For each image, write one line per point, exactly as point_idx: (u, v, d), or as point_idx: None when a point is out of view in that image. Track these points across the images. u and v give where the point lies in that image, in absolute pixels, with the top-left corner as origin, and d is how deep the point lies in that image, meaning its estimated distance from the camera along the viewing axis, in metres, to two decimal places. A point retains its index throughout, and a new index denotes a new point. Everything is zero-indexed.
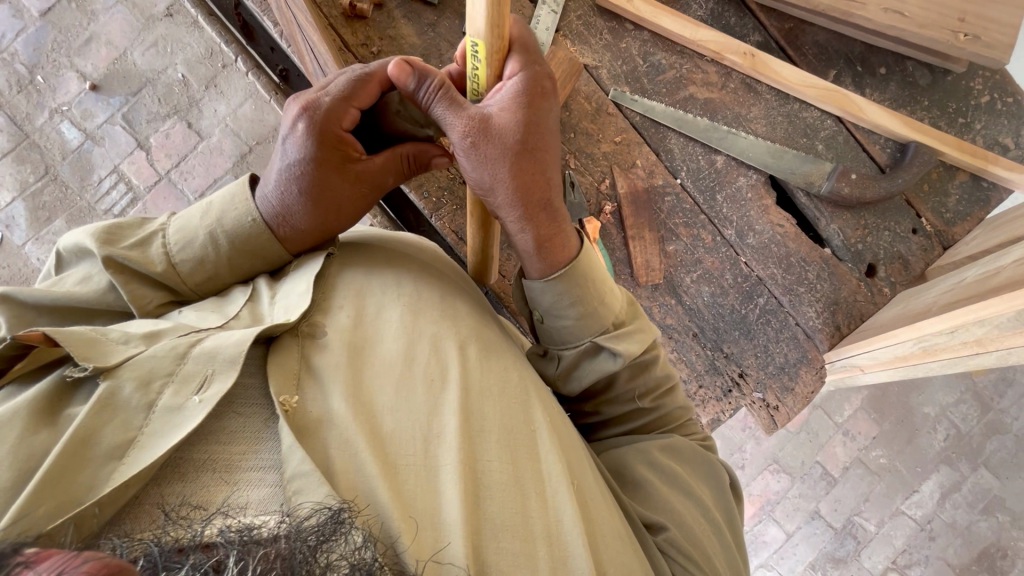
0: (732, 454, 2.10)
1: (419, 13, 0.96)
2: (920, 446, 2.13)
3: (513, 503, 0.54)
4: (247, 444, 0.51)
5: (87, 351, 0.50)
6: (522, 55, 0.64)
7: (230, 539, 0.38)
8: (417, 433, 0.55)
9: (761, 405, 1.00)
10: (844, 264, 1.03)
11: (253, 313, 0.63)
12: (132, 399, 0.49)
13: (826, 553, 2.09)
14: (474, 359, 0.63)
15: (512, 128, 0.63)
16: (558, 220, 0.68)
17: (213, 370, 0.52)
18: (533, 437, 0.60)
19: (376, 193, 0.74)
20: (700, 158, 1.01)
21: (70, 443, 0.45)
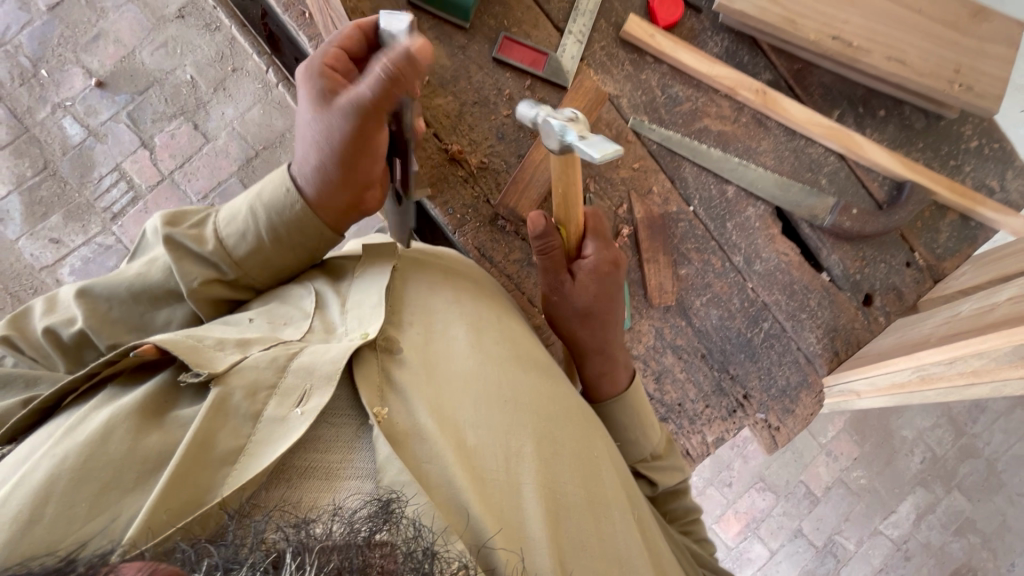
0: (720, 472, 2.14)
1: (450, 35, 0.99)
2: (898, 467, 2.21)
3: (589, 522, 0.60)
4: (343, 454, 0.54)
5: (198, 357, 0.55)
6: (600, 240, 0.87)
7: (289, 536, 0.42)
8: (499, 450, 0.60)
9: (763, 426, 1.05)
10: (843, 293, 1.08)
11: (325, 324, 0.66)
12: (241, 407, 0.54)
13: (807, 571, 2.15)
14: (540, 383, 0.69)
15: (586, 289, 0.84)
16: (611, 363, 0.86)
17: (312, 384, 0.56)
18: (597, 459, 0.66)
19: (360, 120, 0.69)
20: (712, 187, 1.06)
21: (190, 447, 0.50)
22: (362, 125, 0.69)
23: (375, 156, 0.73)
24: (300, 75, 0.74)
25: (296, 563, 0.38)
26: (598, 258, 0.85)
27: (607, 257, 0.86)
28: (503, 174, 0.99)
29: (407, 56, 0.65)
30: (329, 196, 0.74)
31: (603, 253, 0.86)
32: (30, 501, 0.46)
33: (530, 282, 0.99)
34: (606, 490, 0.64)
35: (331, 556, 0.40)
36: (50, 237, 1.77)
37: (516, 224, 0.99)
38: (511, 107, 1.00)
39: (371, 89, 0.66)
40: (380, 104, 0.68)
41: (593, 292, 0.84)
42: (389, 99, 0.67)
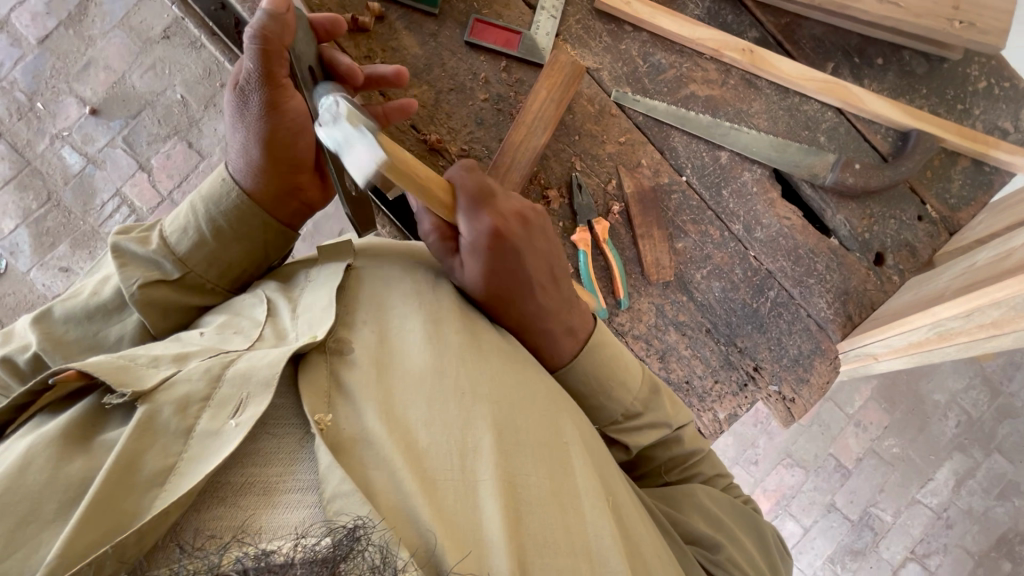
0: (745, 450, 2.09)
1: (420, 24, 0.97)
2: (932, 433, 2.13)
3: (556, 516, 0.57)
4: (284, 466, 0.50)
5: (123, 376, 0.50)
6: (480, 206, 0.72)
7: (247, 565, 0.37)
8: (453, 447, 0.57)
9: (777, 398, 1.00)
10: (852, 254, 1.03)
11: (276, 331, 0.63)
12: (171, 424, 0.49)
13: (844, 546, 2.09)
14: (501, 372, 0.65)
15: (477, 274, 0.72)
16: (539, 334, 0.76)
17: (248, 393, 0.52)
18: (564, 447, 0.63)
19: (263, 88, 0.69)
20: (704, 155, 1.02)
21: (114, 469, 0.45)
22: (263, 90, 0.69)
23: (296, 124, 0.72)
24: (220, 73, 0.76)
25: None
26: (478, 228, 0.71)
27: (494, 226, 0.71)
28: (483, 160, 0.96)
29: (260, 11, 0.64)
30: (263, 176, 0.73)
31: (484, 219, 0.71)
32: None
33: None
34: (575, 481, 0.61)
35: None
36: (59, 266, 1.80)
37: None
38: (488, 91, 0.97)
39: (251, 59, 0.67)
40: (271, 69, 0.68)
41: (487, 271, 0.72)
42: (275, 59, 0.67)
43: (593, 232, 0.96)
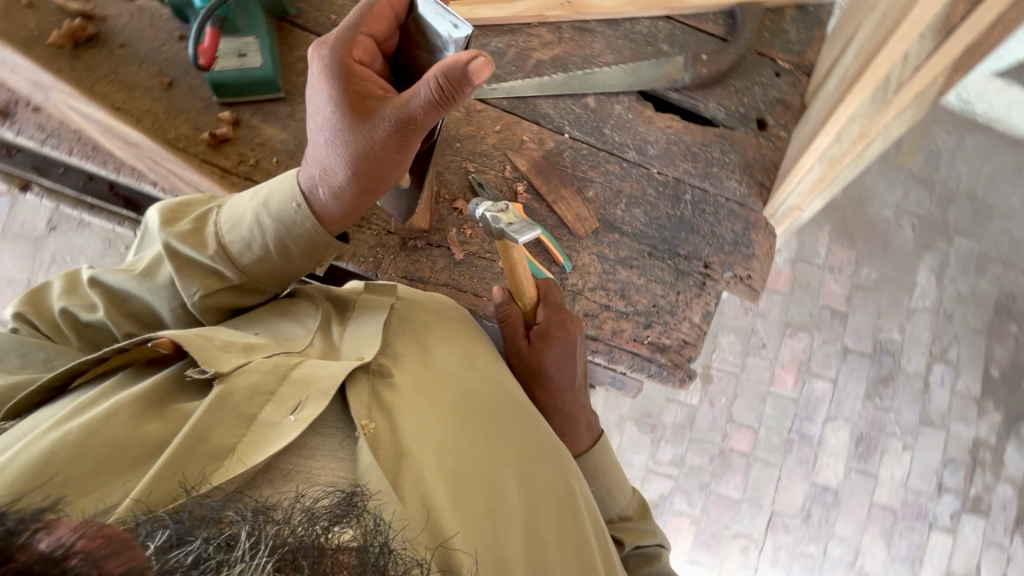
0: (749, 339, 2.19)
1: (273, 111, 0.99)
2: (897, 245, 2.26)
3: (557, 552, 0.66)
4: (327, 462, 0.56)
5: (204, 355, 0.60)
6: (552, 306, 0.92)
7: (247, 516, 0.43)
8: (480, 472, 0.64)
9: (736, 281, 1.06)
10: (738, 130, 1.10)
11: (324, 343, 0.72)
12: (239, 406, 0.58)
13: (873, 378, 2.19)
14: (516, 413, 0.75)
15: (535, 356, 0.91)
16: (570, 427, 0.95)
17: (307, 395, 0.60)
18: (568, 488, 0.73)
19: (402, 125, 0.74)
20: (574, 107, 1.09)
21: (190, 434, 0.54)
22: (409, 136, 0.75)
23: (402, 163, 0.78)
24: (325, 62, 0.77)
25: (249, 542, 0.40)
26: (547, 323, 0.91)
27: (557, 323, 0.91)
28: (387, 202, 1.01)
29: (464, 68, 0.68)
30: (353, 197, 0.77)
31: (552, 319, 0.91)
32: (29, 473, 0.49)
33: (468, 279, 1.00)
34: (576, 524, 0.70)
35: (287, 540, 0.41)
36: None
37: (425, 237, 1.00)
38: None
39: (418, 101, 0.72)
40: (424, 117, 0.73)
41: (543, 360, 0.90)
42: (440, 114, 0.73)
43: None
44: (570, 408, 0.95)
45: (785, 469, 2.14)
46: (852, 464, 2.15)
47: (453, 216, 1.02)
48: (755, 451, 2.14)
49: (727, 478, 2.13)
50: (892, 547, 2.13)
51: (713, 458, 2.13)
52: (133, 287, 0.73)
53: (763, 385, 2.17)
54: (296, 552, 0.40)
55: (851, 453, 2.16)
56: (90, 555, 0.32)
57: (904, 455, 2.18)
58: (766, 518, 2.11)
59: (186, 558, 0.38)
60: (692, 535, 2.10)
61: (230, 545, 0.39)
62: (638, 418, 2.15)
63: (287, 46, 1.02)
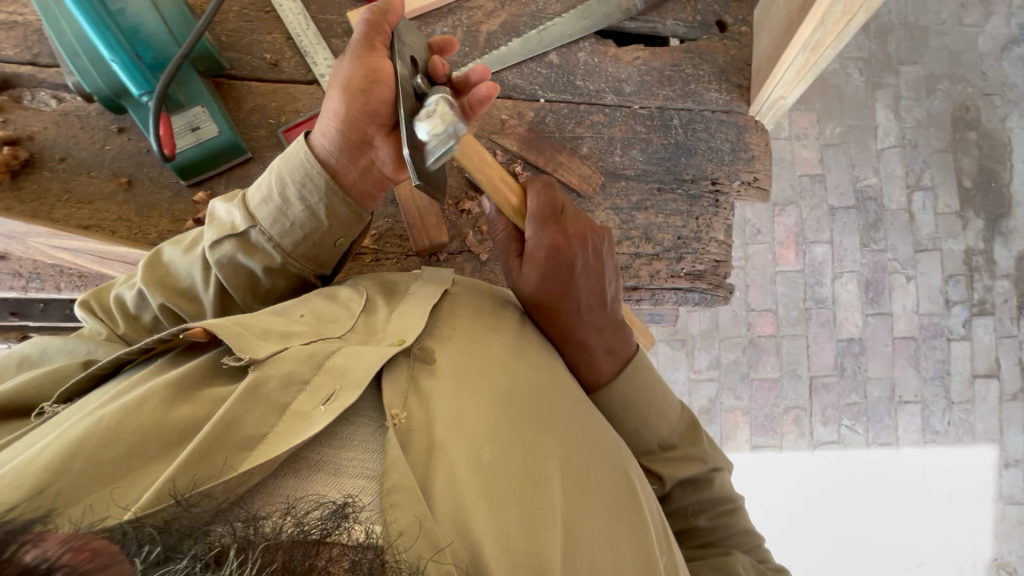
0: (745, 229, 2.25)
1: (247, 174, 0.94)
2: (851, 94, 2.31)
3: (602, 556, 0.62)
4: (358, 452, 0.55)
5: (241, 343, 0.60)
6: (547, 221, 0.83)
7: (235, 531, 0.39)
8: (518, 471, 0.61)
9: (745, 187, 1.08)
10: (702, 40, 1.09)
11: (367, 325, 0.71)
12: (273, 394, 0.57)
13: (864, 226, 2.29)
14: (559, 405, 0.72)
15: (530, 271, 0.83)
16: (584, 351, 0.84)
17: (341, 385, 0.59)
18: (614, 486, 0.69)
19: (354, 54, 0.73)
20: (540, 69, 1.05)
21: (219, 424, 0.52)
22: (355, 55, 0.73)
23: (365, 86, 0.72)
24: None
25: (237, 560, 0.36)
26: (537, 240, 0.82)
27: (552, 236, 0.82)
28: (396, 229, 0.98)
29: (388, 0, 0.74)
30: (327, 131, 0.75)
31: (544, 234, 0.82)
32: (62, 455, 0.47)
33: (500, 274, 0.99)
34: (622, 531, 0.65)
35: (276, 553, 0.37)
36: None
37: (443, 248, 0.99)
38: None
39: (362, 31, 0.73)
40: (366, 35, 0.73)
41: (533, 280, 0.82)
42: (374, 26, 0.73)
43: None
44: (587, 337, 0.84)
45: (811, 336, 2.25)
46: (867, 310, 2.28)
47: (462, 216, 1.00)
48: (780, 330, 2.24)
49: (762, 362, 2.23)
50: (921, 370, 2.31)
51: (745, 349, 2.23)
52: (180, 260, 0.75)
53: (769, 268, 2.25)
54: (285, 568, 0.37)
55: (864, 300, 2.28)
56: (78, 568, 0.31)
57: (909, 286, 2.31)
58: (806, 385, 2.25)
59: None
60: (748, 424, 2.23)
61: (219, 564, 0.36)
62: (667, 338, 2.22)
63: (233, 103, 0.95)
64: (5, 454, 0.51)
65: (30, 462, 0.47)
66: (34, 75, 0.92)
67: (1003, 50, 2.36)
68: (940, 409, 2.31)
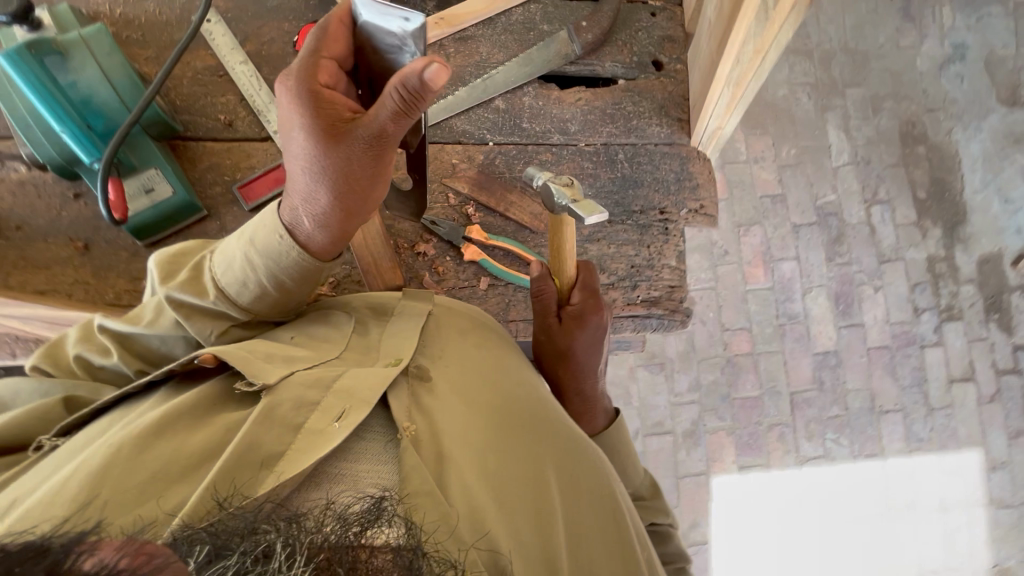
0: (712, 251, 2.30)
1: (205, 231, 0.96)
2: (801, 117, 2.41)
3: (599, 547, 0.68)
4: (372, 464, 0.58)
5: (250, 368, 0.63)
6: (591, 288, 0.93)
7: (281, 527, 0.42)
8: (523, 475, 0.66)
9: (693, 214, 1.12)
10: (640, 78, 1.15)
11: (365, 339, 0.76)
12: (287, 415, 0.60)
13: (826, 241, 2.35)
14: (553, 412, 0.76)
15: (564, 330, 0.93)
16: (587, 400, 0.98)
17: (350, 404, 0.61)
18: (610, 483, 0.74)
19: (376, 142, 0.69)
20: (487, 114, 1.10)
21: (241, 446, 0.55)
22: (375, 146, 0.69)
23: (381, 175, 0.73)
24: (291, 96, 0.70)
25: (286, 553, 0.39)
26: (583, 307, 0.92)
27: (594, 305, 0.93)
28: (356, 273, 1.01)
29: (422, 81, 0.62)
30: (339, 223, 0.73)
31: (586, 302, 0.92)
32: (89, 483, 0.51)
33: None
34: (619, 527, 0.70)
35: (322, 548, 0.41)
36: None
37: None
38: None
39: (385, 113, 0.66)
40: (394, 130, 0.68)
41: (575, 342, 0.93)
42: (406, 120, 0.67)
43: (475, 241, 1.02)
44: (589, 391, 0.98)
45: (787, 351, 2.28)
46: (839, 323, 2.32)
47: (420, 260, 1.03)
48: (756, 347, 2.27)
49: (741, 380, 2.25)
50: (898, 378, 2.33)
51: (723, 369, 2.25)
52: (141, 331, 0.70)
53: (739, 287, 2.29)
54: (331, 560, 0.40)
55: (835, 313, 2.32)
56: (135, 570, 0.34)
57: (877, 296, 2.36)
58: (788, 401, 2.26)
59: None
60: (733, 444, 2.22)
61: (267, 558, 0.39)
62: (645, 362, 2.23)
63: (189, 162, 0.98)
64: (28, 481, 0.55)
65: (61, 490, 0.51)
66: None
67: (941, 68, 2.50)
68: (922, 416, 2.33)
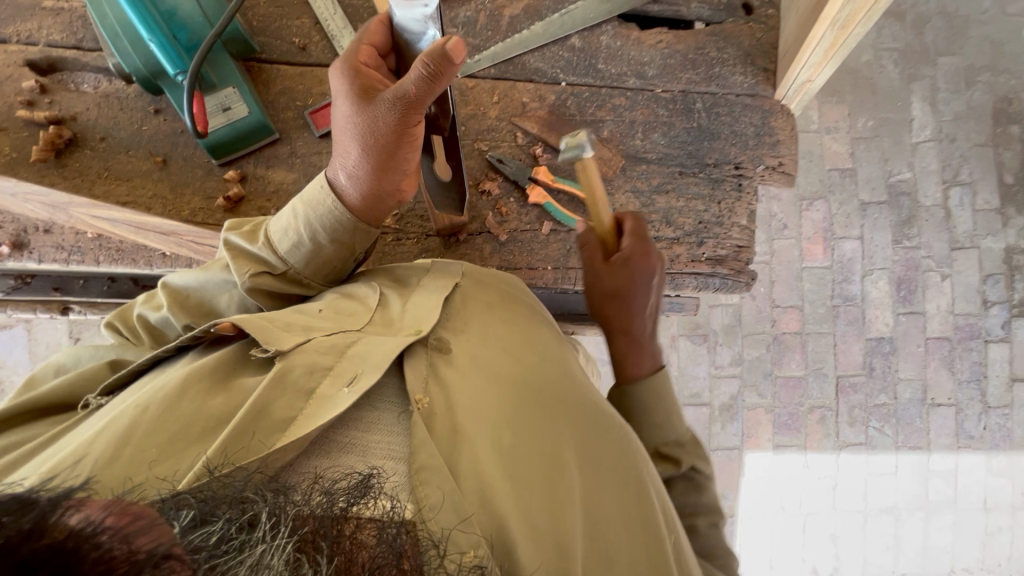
0: (769, 225, 2.21)
1: (275, 154, 0.97)
2: (885, 86, 2.23)
3: (623, 534, 0.62)
4: (384, 436, 0.55)
5: (264, 334, 0.59)
6: (635, 233, 0.86)
7: (268, 497, 0.40)
8: (539, 454, 0.61)
9: (769, 172, 1.06)
10: (728, 22, 1.07)
11: (384, 317, 0.69)
12: (298, 381, 0.56)
13: (896, 222, 2.22)
14: (577, 389, 0.70)
15: (605, 271, 0.86)
16: (633, 348, 0.88)
17: (362, 368, 0.57)
18: (640, 468, 0.67)
19: (403, 112, 0.67)
20: (562, 53, 1.05)
21: (250, 408, 0.52)
22: (404, 118, 0.68)
23: (415, 142, 0.72)
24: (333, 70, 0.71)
25: (270, 521, 0.37)
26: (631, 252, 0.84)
27: (640, 250, 0.85)
28: (417, 208, 1.00)
29: (443, 56, 0.61)
30: (375, 187, 0.73)
31: (634, 248, 0.84)
32: (111, 446, 0.49)
33: (522, 256, 1.00)
34: (645, 513, 0.64)
35: (306, 520, 0.38)
36: None
37: (464, 228, 1.00)
38: None
39: (410, 83, 0.64)
40: (422, 103, 0.66)
41: (618, 282, 0.85)
42: (432, 95, 0.66)
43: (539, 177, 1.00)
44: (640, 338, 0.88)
45: (838, 334, 2.20)
46: (898, 309, 2.21)
47: (483, 199, 1.01)
48: (806, 327, 2.19)
49: (787, 360, 2.19)
50: (956, 372, 2.22)
51: (769, 346, 2.19)
52: (196, 279, 0.72)
53: (794, 263, 2.20)
54: (316, 533, 0.38)
55: (895, 299, 2.21)
56: (120, 530, 0.32)
57: (944, 285, 2.23)
58: (833, 384, 2.19)
59: (210, 538, 0.35)
60: (771, 422, 2.19)
61: (252, 527, 0.37)
62: (688, 332, 2.19)
63: (263, 86, 0.98)
64: (60, 442, 0.54)
65: (90, 447, 0.49)
66: (77, 57, 0.96)
67: None
68: (975, 413, 2.23)
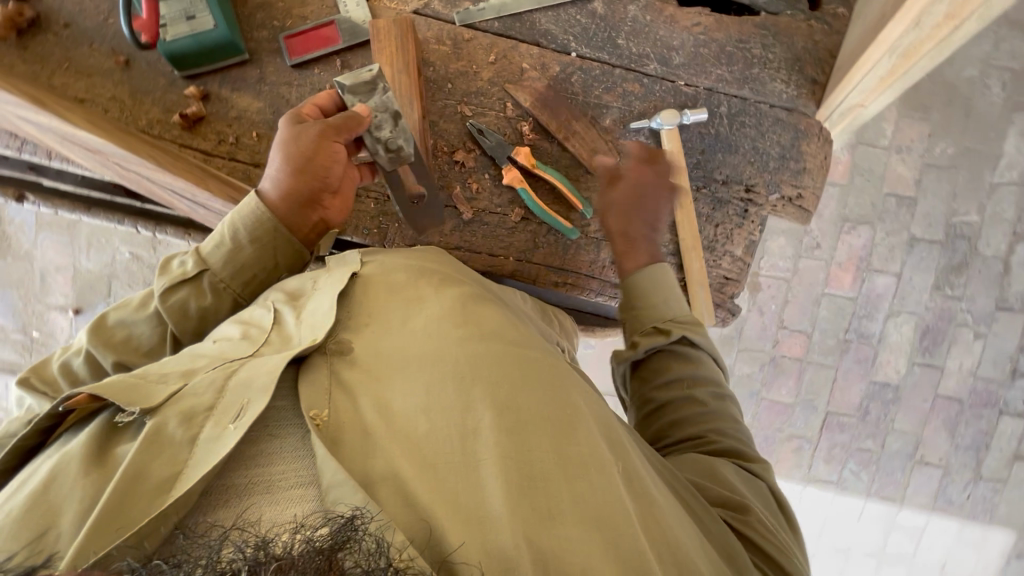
0: (801, 241, 2.03)
1: (243, 77, 0.90)
2: (980, 111, 1.94)
3: (562, 482, 0.54)
4: (286, 462, 0.50)
5: (131, 394, 0.53)
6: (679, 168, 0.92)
7: (246, 555, 0.37)
8: (452, 431, 0.55)
9: (783, 204, 0.92)
10: (784, 16, 0.91)
11: (280, 336, 0.63)
12: (178, 434, 0.51)
13: (944, 266, 2.00)
14: (497, 345, 0.63)
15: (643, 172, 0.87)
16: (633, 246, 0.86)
17: (248, 396, 0.53)
18: (573, 417, 0.59)
19: (329, 131, 0.77)
20: (579, 18, 0.92)
21: (123, 479, 0.48)
22: (327, 135, 0.77)
23: (334, 159, 0.79)
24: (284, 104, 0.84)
25: None
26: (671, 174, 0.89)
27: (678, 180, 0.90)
28: None
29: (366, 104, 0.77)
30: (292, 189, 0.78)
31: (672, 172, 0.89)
32: None
33: (482, 239, 0.92)
34: (589, 460, 0.56)
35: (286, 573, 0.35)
36: None
37: None
38: None
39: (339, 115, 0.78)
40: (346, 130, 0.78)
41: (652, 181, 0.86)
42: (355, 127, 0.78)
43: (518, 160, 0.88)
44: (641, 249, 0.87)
45: (841, 369, 2.06)
46: (915, 359, 2.05)
47: (455, 169, 0.92)
48: (809, 354, 2.06)
49: (778, 384, 2.09)
50: (956, 436, 2.08)
51: (763, 366, 2.08)
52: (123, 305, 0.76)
53: (817, 287, 2.03)
54: None
55: (915, 348, 2.04)
56: None
57: (975, 344, 2.04)
58: (820, 418, 2.09)
59: None
60: None
61: None
62: None
63: None
64: None
65: None
66: None
67: None
68: (963, 480, 2.10)
